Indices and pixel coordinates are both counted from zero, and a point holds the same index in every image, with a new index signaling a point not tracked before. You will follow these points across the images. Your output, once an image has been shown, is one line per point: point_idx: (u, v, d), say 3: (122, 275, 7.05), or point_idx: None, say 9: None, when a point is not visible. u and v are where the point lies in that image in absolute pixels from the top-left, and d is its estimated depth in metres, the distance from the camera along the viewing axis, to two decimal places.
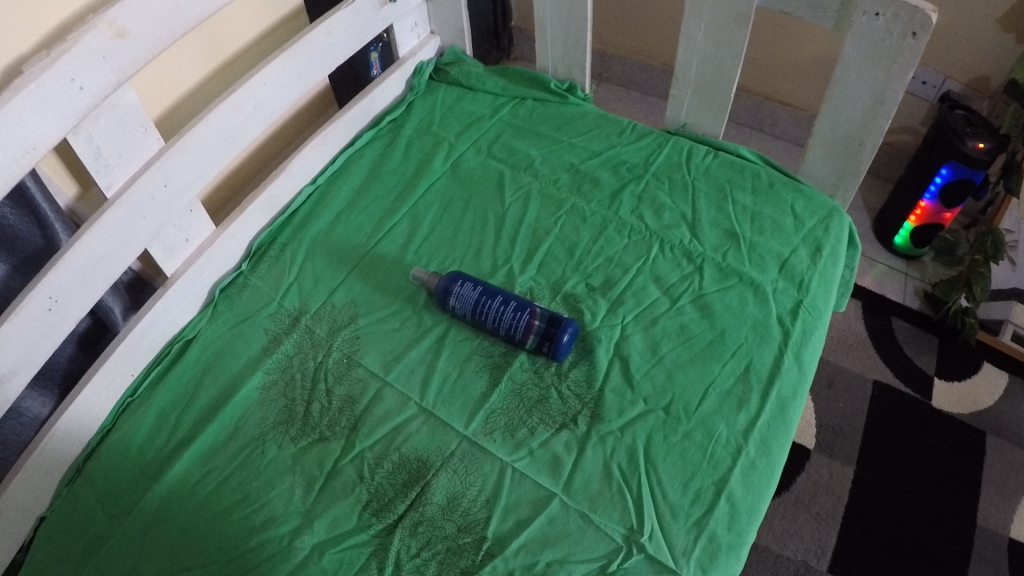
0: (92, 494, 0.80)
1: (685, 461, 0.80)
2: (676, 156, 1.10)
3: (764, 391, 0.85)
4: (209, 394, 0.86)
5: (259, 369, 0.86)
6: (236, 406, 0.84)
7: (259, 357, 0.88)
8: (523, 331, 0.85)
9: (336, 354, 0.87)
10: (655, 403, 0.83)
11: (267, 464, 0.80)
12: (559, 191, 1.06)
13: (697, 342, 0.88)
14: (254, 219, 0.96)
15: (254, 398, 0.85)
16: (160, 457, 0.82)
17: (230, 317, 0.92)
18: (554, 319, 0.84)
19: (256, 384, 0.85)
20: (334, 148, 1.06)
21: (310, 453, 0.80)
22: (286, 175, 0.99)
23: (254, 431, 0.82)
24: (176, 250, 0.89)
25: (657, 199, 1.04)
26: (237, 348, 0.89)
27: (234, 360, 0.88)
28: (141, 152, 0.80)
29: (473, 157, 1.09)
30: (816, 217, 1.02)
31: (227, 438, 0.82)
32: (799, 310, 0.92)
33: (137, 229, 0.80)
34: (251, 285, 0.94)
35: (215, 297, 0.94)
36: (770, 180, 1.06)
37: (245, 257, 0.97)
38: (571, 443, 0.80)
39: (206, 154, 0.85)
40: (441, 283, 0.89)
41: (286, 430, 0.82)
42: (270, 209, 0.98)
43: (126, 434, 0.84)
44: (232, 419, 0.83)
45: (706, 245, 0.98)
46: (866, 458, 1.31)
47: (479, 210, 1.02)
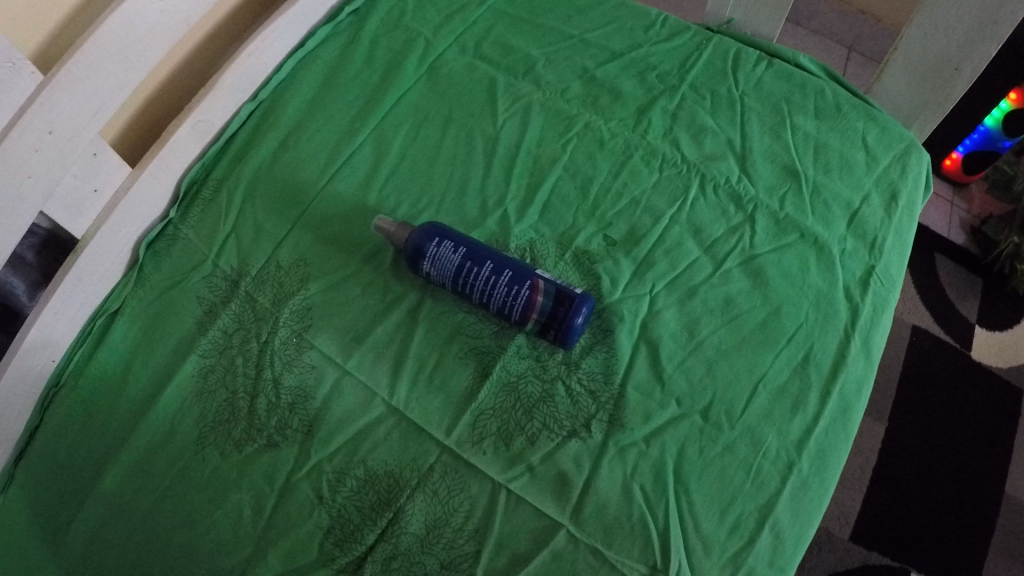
0: (27, 507, 0.66)
1: (723, 481, 0.63)
2: (719, 63, 0.88)
3: (823, 389, 0.68)
4: (141, 384, 0.68)
5: (193, 353, 0.68)
6: (169, 401, 0.66)
7: (193, 335, 0.69)
8: (521, 310, 0.63)
9: (284, 331, 0.68)
10: (690, 405, 0.66)
11: (207, 477, 0.63)
12: (568, 104, 0.83)
13: (746, 322, 0.69)
14: (180, 150, 0.75)
15: (189, 390, 0.66)
16: (90, 465, 0.65)
17: (159, 280, 0.72)
18: (562, 295, 0.63)
19: (190, 372, 0.67)
20: (280, 50, 0.82)
21: (258, 464, 0.63)
22: (217, 93, 0.76)
23: (191, 435, 0.65)
24: (84, 207, 0.68)
25: (695, 121, 0.83)
26: (169, 321, 0.70)
27: (165, 340, 0.69)
28: (12, 93, 0.57)
29: (457, 58, 0.86)
30: (891, 153, 0.83)
31: (160, 444, 0.65)
32: (869, 281, 0.74)
33: (21, 193, 0.60)
34: (181, 237, 0.74)
35: (140, 256, 0.73)
36: (836, 101, 0.86)
37: (173, 203, 0.76)
38: (582, 457, 0.63)
39: (104, 79, 0.63)
40: (411, 240, 0.67)
41: (229, 432, 0.65)
42: (201, 135, 0.76)
43: (54, 435, 0.67)
44: (163, 420, 0.66)
45: (756, 187, 0.78)
46: (898, 415, 1.18)
47: (464, 129, 0.80)
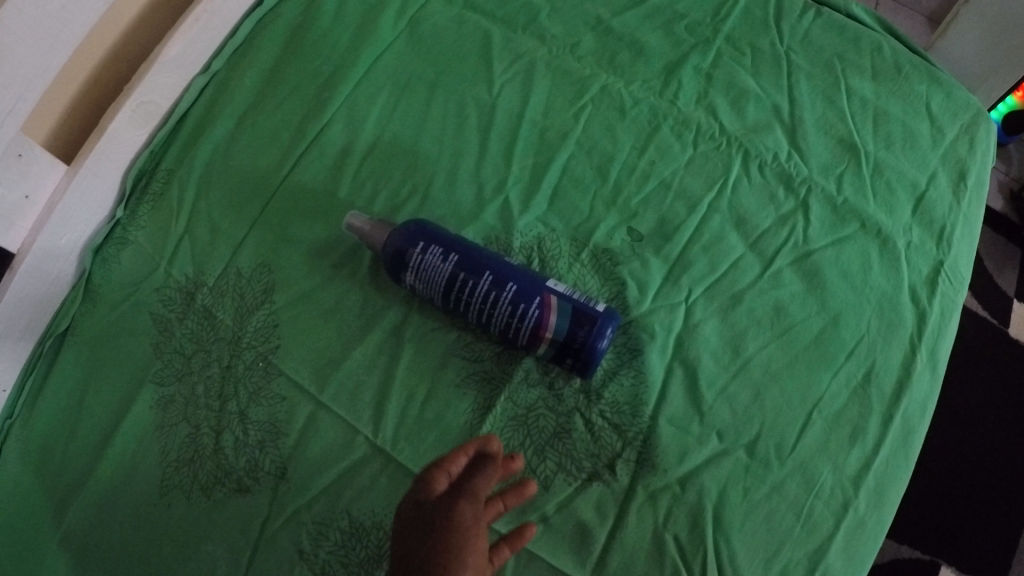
0: None
1: (771, 528, 0.53)
2: (759, 11, 0.75)
3: (886, 414, 0.57)
4: (96, 421, 0.57)
5: (149, 381, 0.57)
6: (127, 441, 0.56)
7: (150, 360, 0.57)
8: (531, 333, 0.52)
9: (249, 354, 0.56)
10: (733, 438, 0.55)
11: (173, 528, 0.53)
12: (579, 64, 0.70)
13: (800, 335, 0.59)
14: (124, 135, 0.62)
15: (148, 425, 0.56)
16: (40, 519, 0.55)
17: (111, 291, 0.60)
18: (580, 314, 0.52)
19: (148, 403, 0.56)
20: (235, 10, 0.68)
21: (227, 513, 0.53)
22: (160, 67, 0.62)
23: (154, 480, 0.55)
24: (13, 217, 0.56)
25: (734, 82, 0.70)
26: (121, 342, 0.58)
27: (117, 366, 0.58)
28: None
29: (443, 7, 0.71)
30: (958, 124, 0.71)
31: (117, 491, 0.55)
32: (937, 279, 0.62)
33: None
34: (131, 240, 0.61)
35: (88, 265, 0.61)
36: (896, 60, 0.73)
37: (121, 202, 0.63)
38: (606, 504, 0.53)
39: (16, 67, 0.50)
40: (390, 241, 0.55)
41: (194, 475, 0.54)
42: (146, 119, 0.63)
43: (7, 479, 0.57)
44: (118, 466, 0.55)
45: (809, 165, 0.66)
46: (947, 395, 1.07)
47: (455, 95, 0.67)
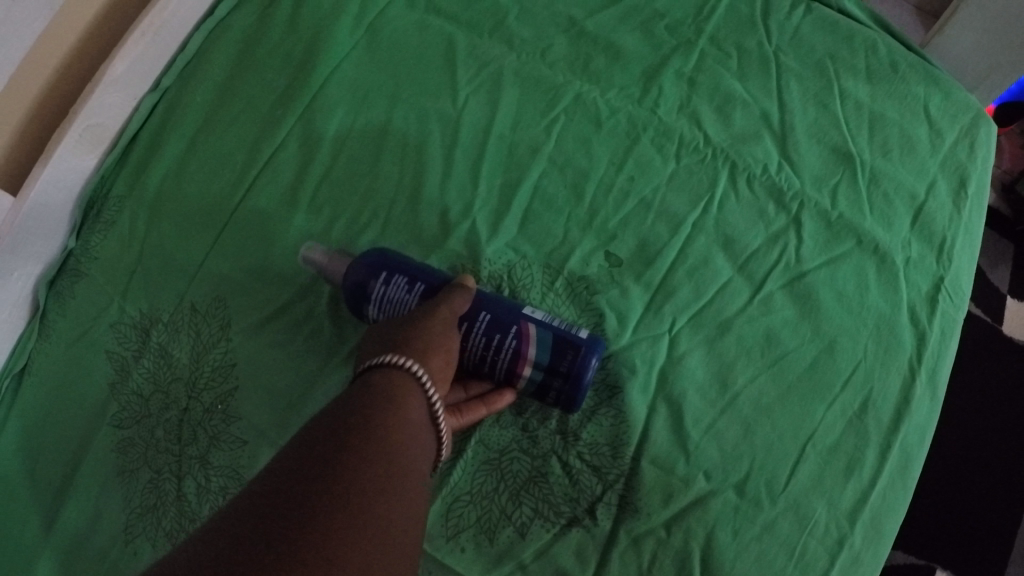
0: None
1: (763, 573, 0.50)
2: (745, 8, 0.71)
3: (883, 443, 0.54)
4: (51, 471, 0.53)
5: (105, 425, 0.53)
6: (84, 490, 0.52)
7: (105, 402, 0.54)
8: (508, 366, 0.49)
9: (207, 397, 0.53)
10: (723, 476, 0.52)
11: None
12: (551, 71, 0.66)
13: (791, 363, 0.55)
14: (71, 162, 0.58)
15: (106, 472, 0.52)
16: None
17: (65, 329, 0.56)
18: (562, 346, 0.49)
19: (104, 448, 0.53)
20: (183, 22, 0.64)
21: None
22: (105, 87, 0.59)
23: (112, 531, 0.51)
24: None
25: (718, 87, 0.66)
26: (76, 384, 0.55)
27: (71, 411, 0.54)
28: None
29: (405, 9, 0.67)
30: (958, 126, 0.67)
31: (79, 543, 0.51)
32: (937, 298, 0.59)
33: None
34: (85, 273, 0.57)
35: (42, 300, 0.58)
36: (892, 58, 0.69)
37: (74, 231, 0.59)
38: (587, 550, 0.50)
39: None
40: (348, 273, 0.51)
41: (157, 523, 0.51)
42: (94, 143, 0.60)
43: None
44: (76, 520, 0.52)
45: (801, 177, 0.62)
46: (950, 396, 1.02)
47: (419, 108, 0.63)
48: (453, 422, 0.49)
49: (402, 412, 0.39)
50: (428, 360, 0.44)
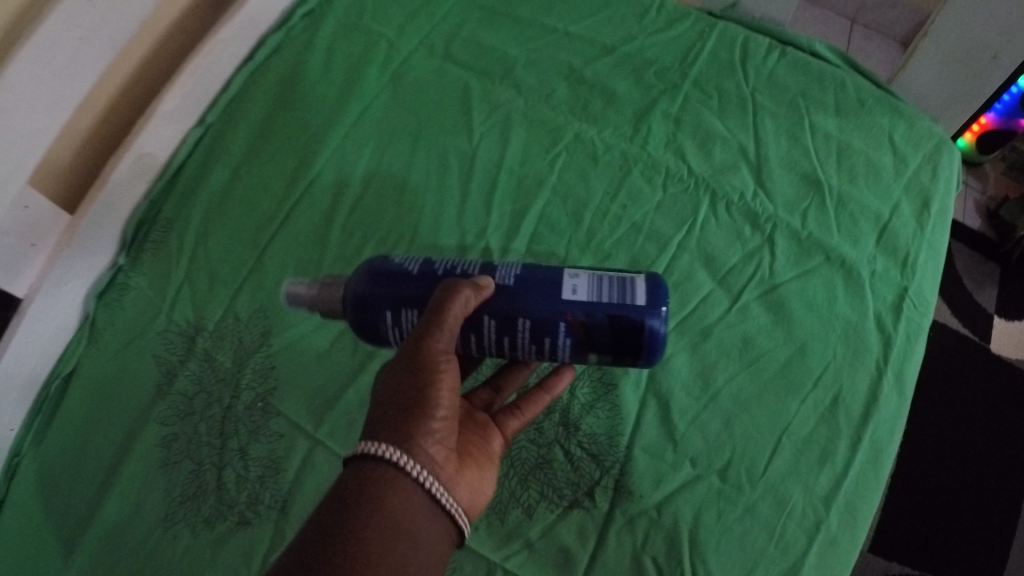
0: None
1: (746, 549, 0.56)
2: (726, 55, 0.79)
3: (854, 436, 0.61)
4: (99, 462, 0.59)
5: (152, 420, 0.60)
6: (130, 479, 0.58)
7: (152, 400, 0.60)
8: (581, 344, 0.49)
9: (248, 395, 0.60)
10: (707, 463, 0.59)
11: (177, 562, 0.55)
12: (554, 113, 0.74)
13: (767, 364, 0.62)
14: (124, 186, 0.66)
15: (152, 462, 0.58)
16: (43, 558, 0.56)
17: (116, 336, 0.63)
18: (623, 323, 0.48)
19: (151, 442, 0.59)
20: (227, 65, 0.73)
21: (228, 548, 0.55)
22: (157, 121, 0.67)
23: (156, 516, 0.57)
24: (19, 266, 0.61)
25: (701, 125, 0.74)
26: (125, 384, 0.61)
27: (120, 408, 0.60)
28: None
29: (426, 60, 0.76)
30: (921, 154, 0.74)
31: (122, 528, 0.56)
32: (901, 306, 0.66)
33: None
34: (133, 286, 0.65)
35: (91, 309, 0.64)
36: (859, 94, 0.77)
37: (122, 248, 0.67)
38: (587, 529, 0.57)
39: (23, 125, 0.53)
40: (354, 314, 0.52)
41: (198, 509, 0.57)
42: (144, 170, 0.68)
43: (15, 515, 0.58)
44: (120, 507, 0.57)
45: (774, 202, 0.70)
46: (922, 416, 1.11)
47: (439, 146, 0.71)
48: (515, 421, 0.55)
49: (380, 522, 0.38)
50: (415, 444, 0.42)
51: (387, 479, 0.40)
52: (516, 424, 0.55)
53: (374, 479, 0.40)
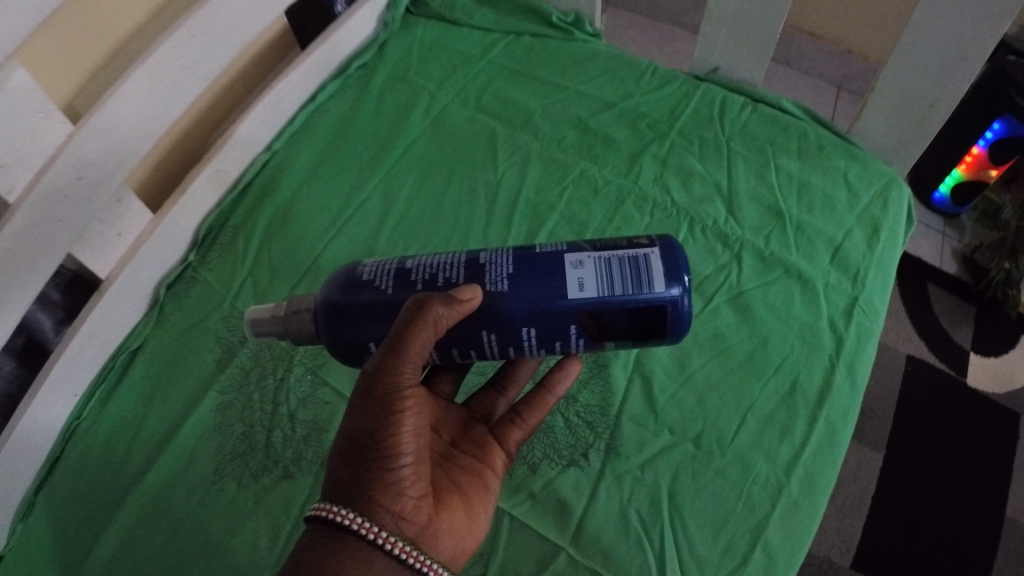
0: (42, 542, 0.66)
1: (717, 504, 0.67)
2: (706, 110, 0.92)
3: (811, 415, 0.71)
4: (161, 422, 0.71)
5: (212, 390, 0.71)
6: (187, 438, 0.69)
7: (213, 373, 0.73)
8: (609, 331, 0.57)
9: (300, 368, 0.72)
10: (682, 433, 0.70)
11: (225, 506, 0.66)
12: (563, 154, 0.88)
13: (734, 354, 0.74)
14: (200, 197, 0.80)
15: (208, 424, 0.70)
16: (105, 500, 0.67)
17: (181, 320, 0.76)
18: (641, 312, 0.56)
19: (209, 407, 0.71)
20: (292, 105, 0.88)
21: (273, 494, 0.66)
22: (233, 144, 0.81)
23: (209, 468, 0.68)
24: (107, 248, 0.73)
25: (684, 166, 0.88)
26: (189, 360, 0.73)
27: (183, 380, 0.73)
28: (44, 142, 0.60)
29: (460, 110, 0.92)
30: (874, 188, 0.86)
31: (176, 480, 0.67)
32: (853, 311, 0.77)
33: (52, 236, 0.62)
34: (200, 280, 0.78)
35: (161, 296, 0.77)
36: (819, 142, 0.90)
37: (193, 246, 0.80)
38: (581, 483, 0.68)
39: (131, 131, 0.65)
40: (337, 341, 0.59)
41: (246, 464, 0.68)
42: (218, 184, 0.82)
43: (79, 464, 0.69)
44: (179, 458, 0.68)
45: (743, 226, 0.83)
46: (902, 443, 1.18)
47: (468, 179, 0.86)
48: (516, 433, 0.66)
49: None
50: (372, 504, 0.49)
51: (344, 542, 0.49)
52: (517, 434, 0.66)
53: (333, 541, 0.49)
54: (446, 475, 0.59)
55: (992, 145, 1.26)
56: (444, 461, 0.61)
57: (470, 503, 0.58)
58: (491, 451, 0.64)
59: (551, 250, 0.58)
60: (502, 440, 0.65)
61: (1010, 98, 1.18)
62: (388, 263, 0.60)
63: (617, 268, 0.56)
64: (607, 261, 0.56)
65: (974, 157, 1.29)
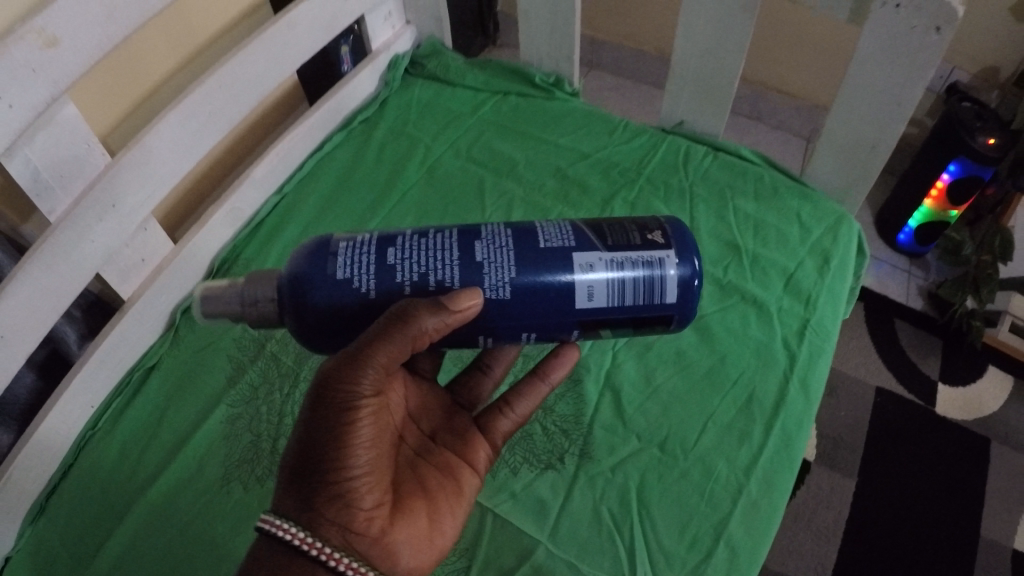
0: (57, 539, 0.73)
1: (682, 503, 0.74)
2: (672, 159, 1.02)
3: (767, 423, 0.78)
4: (173, 431, 0.78)
5: (222, 404, 0.79)
6: (197, 446, 0.76)
7: (223, 389, 0.80)
8: (620, 326, 0.62)
9: (304, 384, 0.80)
10: (649, 439, 0.78)
11: (231, 507, 0.73)
12: (544, 197, 0.98)
13: (696, 370, 0.82)
14: (216, 231, 0.89)
15: (218, 433, 0.77)
16: (116, 502, 0.74)
17: (194, 341, 0.84)
18: (655, 317, 0.61)
19: (219, 419, 0.78)
20: (300, 153, 0.99)
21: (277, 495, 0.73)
22: (250, 184, 0.92)
23: (217, 473, 0.75)
24: (131, 272, 0.82)
25: (651, 208, 0.97)
26: (201, 377, 0.81)
27: (195, 395, 0.80)
28: (86, 171, 0.69)
29: (452, 160, 1.02)
30: (824, 224, 0.95)
31: (185, 483, 0.74)
32: (805, 331, 0.85)
33: (87, 254, 0.71)
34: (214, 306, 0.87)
35: (177, 319, 0.86)
36: (773, 184, 0.99)
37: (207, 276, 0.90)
38: (557, 485, 0.75)
39: (159, 166, 0.75)
40: (310, 334, 0.61)
41: (253, 469, 0.75)
42: (233, 221, 0.91)
43: (91, 468, 0.76)
44: (189, 464, 0.75)
45: (703, 259, 0.92)
46: (874, 470, 1.24)
47: (459, 219, 0.95)
48: (504, 422, 0.72)
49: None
50: (317, 516, 0.53)
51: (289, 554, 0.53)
52: (506, 423, 0.72)
53: (277, 552, 0.53)
54: (413, 479, 0.64)
55: (950, 187, 1.35)
56: (416, 462, 0.66)
57: (433, 506, 0.63)
58: (473, 446, 0.70)
59: (560, 246, 0.60)
60: (490, 430, 0.72)
61: (966, 142, 1.26)
62: (362, 251, 0.60)
63: (630, 275, 0.59)
64: (619, 265, 0.59)
65: (938, 192, 1.37)
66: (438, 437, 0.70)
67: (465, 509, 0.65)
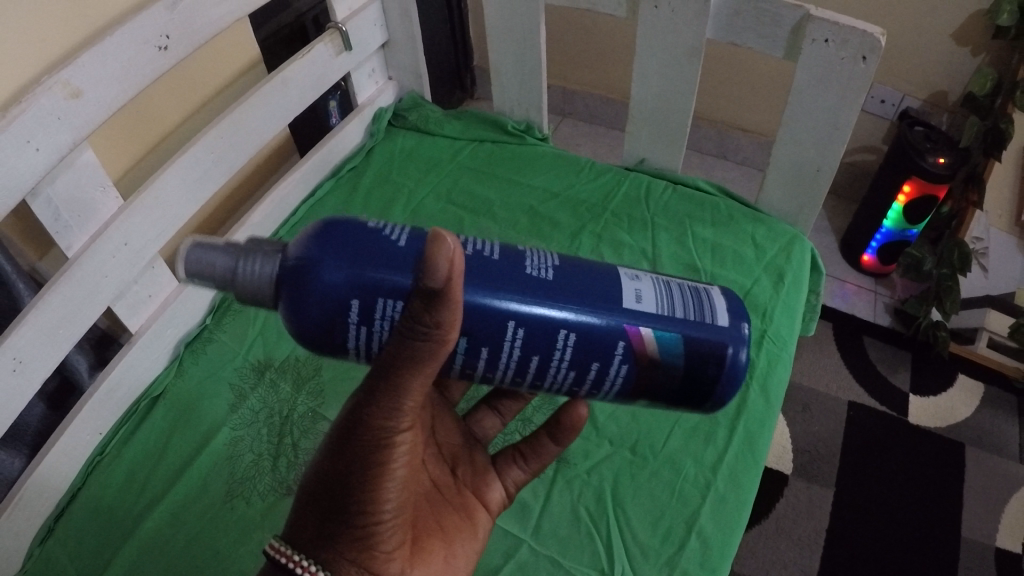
0: (66, 558, 0.78)
1: (654, 499, 0.80)
2: (634, 193, 1.11)
3: (731, 424, 0.85)
4: (177, 454, 0.84)
5: (225, 427, 0.85)
6: (201, 466, 0.83)
7: (226, 415, 0.87)
8: (663, 346, 0.55)
9: (303, 407, 0.87)
10: (621, 444, 0.84)
11: (235, 520, 0.79)
12: (517, 232, 1.06)
13: None
14: None
15: (222, 454, 0.83)
16: (124, 521, 0.80)
17: (197, 372, 0.91)
18: (709, 341, 0.56)
19: (223, 441, 0.84)
20: (293, 201, 1.08)
21: (277, 508, 0.79)
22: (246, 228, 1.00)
23: (222, 490, 0.81)
24: (139, 307, 0.89)
25: (616, 239, 1.05)
26: (203, 405, 0.88)
27: (198, 422, 0.86)
28: (100, 213, 0.78)
29: (433, 203, 1.10)
30: (778, 245, 1.03)
31: (190, 500, 0.80)
32: (762, 342, 0.92)
33: (100, 288, 0.78)
34: (215, 340, 0.93)
35: (181, 353, 0.93)
36: (728, 211, 1.08)
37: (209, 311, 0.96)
38: (538, 488, 0.81)
39: (166, 210, 0.83)
40: (317, 311, 0.55)
41: (255, 486, 0.81)
42: None
43: (98, 492, 0.82)
44: (194, 485, 0.81)
45: None
46: (851, 480, 1.30)
47: None
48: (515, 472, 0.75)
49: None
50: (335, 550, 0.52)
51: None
52: (518, 472, 0.75)
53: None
54: (431, 516, 0.65)
55: (907, 207, 1.43)
56: (434, 495, 0.68)
57: (449, 547, 0.64)
58: (488, 485, 0.73)
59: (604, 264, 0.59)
60: (503, 474, 0.75)
61: (916, 162, 1.35)
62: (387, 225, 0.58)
63: (676, 292, 0.57)
64: (665, 282, 0.58)
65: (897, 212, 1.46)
66: (457, 471, 0.72)
67: (480, 547, 0.69)
